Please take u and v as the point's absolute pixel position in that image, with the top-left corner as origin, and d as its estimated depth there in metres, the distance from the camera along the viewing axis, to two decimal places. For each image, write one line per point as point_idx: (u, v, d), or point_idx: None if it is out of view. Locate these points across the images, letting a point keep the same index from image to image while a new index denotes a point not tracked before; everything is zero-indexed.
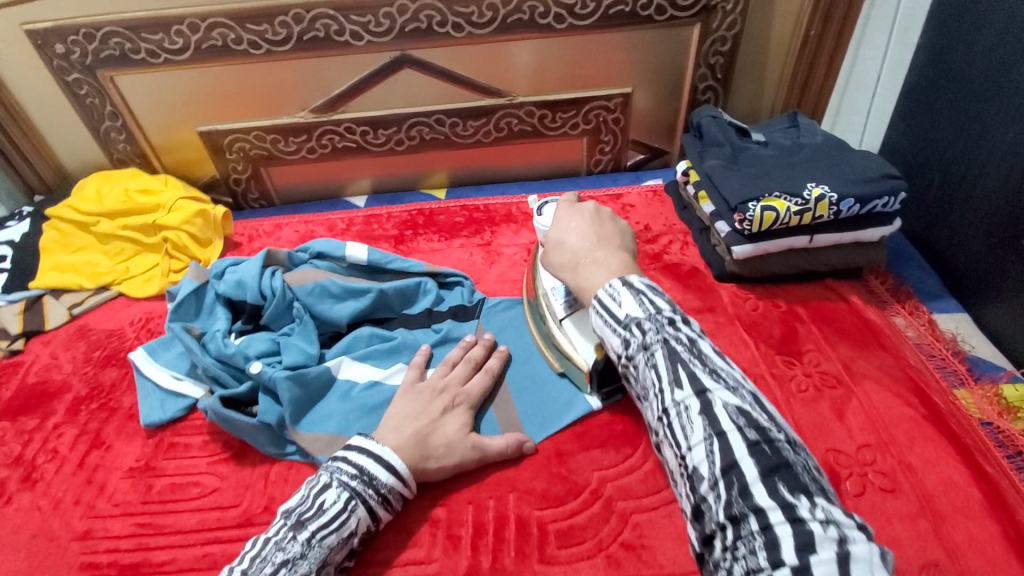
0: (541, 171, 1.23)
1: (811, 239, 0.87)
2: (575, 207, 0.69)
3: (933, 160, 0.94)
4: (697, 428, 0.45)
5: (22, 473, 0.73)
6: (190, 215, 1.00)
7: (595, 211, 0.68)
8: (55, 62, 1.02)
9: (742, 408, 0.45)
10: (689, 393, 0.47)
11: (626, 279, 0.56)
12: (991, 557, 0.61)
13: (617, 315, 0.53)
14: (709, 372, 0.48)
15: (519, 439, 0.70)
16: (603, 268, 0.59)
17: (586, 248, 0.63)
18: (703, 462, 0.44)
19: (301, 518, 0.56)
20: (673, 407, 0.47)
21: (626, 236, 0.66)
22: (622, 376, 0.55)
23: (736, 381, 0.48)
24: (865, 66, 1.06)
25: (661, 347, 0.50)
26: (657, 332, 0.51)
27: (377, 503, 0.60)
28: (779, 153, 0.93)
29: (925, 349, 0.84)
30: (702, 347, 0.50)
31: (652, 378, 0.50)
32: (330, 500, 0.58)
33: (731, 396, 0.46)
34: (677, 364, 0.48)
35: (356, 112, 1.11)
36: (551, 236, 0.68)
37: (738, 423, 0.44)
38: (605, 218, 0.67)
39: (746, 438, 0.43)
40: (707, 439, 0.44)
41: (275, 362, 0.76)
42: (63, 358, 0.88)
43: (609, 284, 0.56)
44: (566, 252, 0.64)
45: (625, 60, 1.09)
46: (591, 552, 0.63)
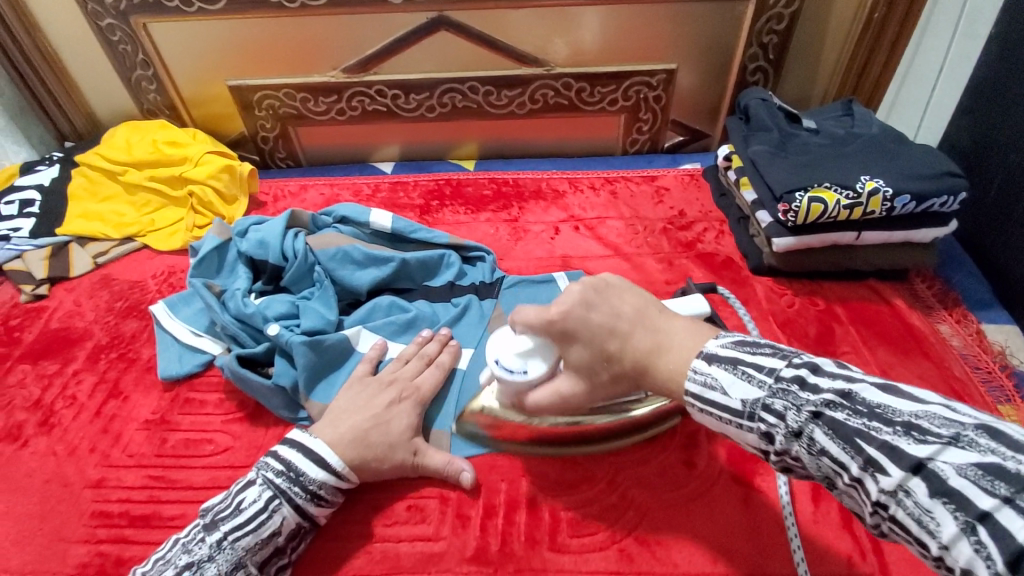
0: (574, 149, 1.19)
1: (859, 236, 0.82)
2: (567, 305, 0.55)
3: (997, 160, 0.87)
4: (942, 517, 0.35)
5: (40, 417, 0.74)
6: (217, 170, 0.99)
7: (587, 291, 0.54)
8: (90, 6, 1.01)
9: (985, 465, 0.35)
10: (899, 473, 0.37)
11: (707, 351, 0.49)
12: None
13: (733, 407, 0.46)
14: (905, 435, 0.38)
15: (460, 467, 0.65)
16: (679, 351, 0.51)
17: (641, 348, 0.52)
18: (977, 559, 0.34)
19: (216, 518, 0.57)
20: (887, 499, 0.38)
21: (636, 290, 0.55)
22: (783, 469, 0.47)
23: (948, 426, 0.37)
24: (927, 56, 1.00)
25: (819, 427, 0.42)
26: (796, 410, 0.43)
27: (305, 500, 0.59)
28: (831, 142, 0.88)
29: (971, 360, 0.79)
30: (864, 398, 0.41)
31: (829, 467, 0.42)
32: (251, 498, 0.58)
33: (958, 453, 0.36)
34: (850, 439, 0.40)
35: (388, 75, 1.08)
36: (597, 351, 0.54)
37: (990, 489, 0.34)
38: (600, 293, 0.55)
39: (1021, 508, 0.33)
40: (967, 528, 0.34)
41: (293, 326, 0.75)
42: (86, 306, 0.88)
43: (695, 369, 0.49)
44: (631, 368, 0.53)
45: (672, 35, 1.04)
46: (604, 544, 0.61)
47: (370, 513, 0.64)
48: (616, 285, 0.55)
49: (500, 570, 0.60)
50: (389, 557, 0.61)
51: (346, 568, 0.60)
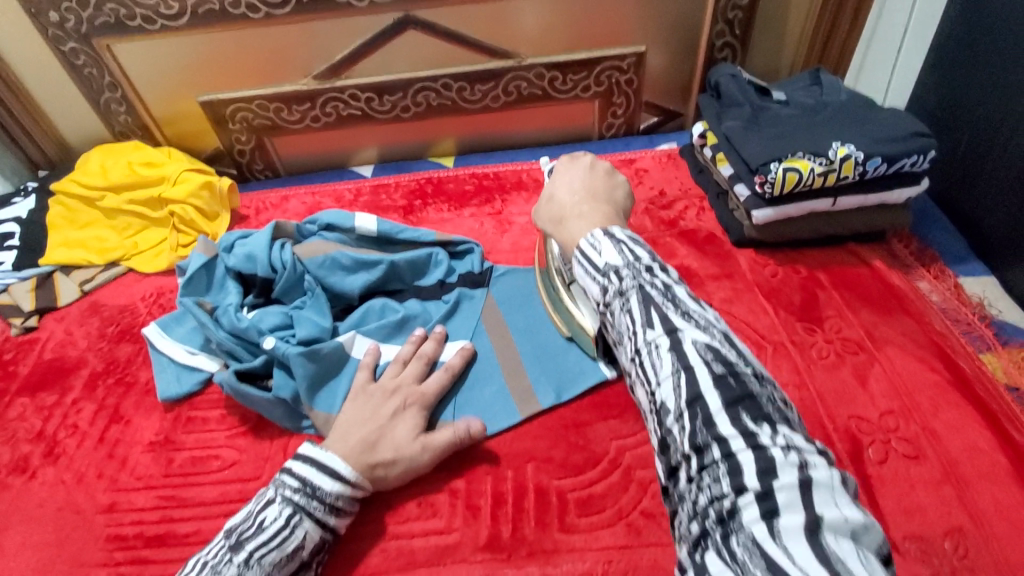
0: (551, 137, 1.20)
1: (835, 202, 0.84)
2: (573, 160, 0.69)
3: (964, 117, 0.89)
4: (665, 363, 0.45)
5: (45, 448, 0.74)
6: (196, 188, 0.98)
7: (592, 161, 0.68)
8: (50, 31, 0.99)
9: (712, 347, 0.44)
10: (661, 331, 0.46)
11: (609, 229, 0.54)
12: (1016, 521, 0.61)
13: (596, 263, 0.52)
14: (681, 314, 0.47)
15: (466, 422, 0.68)
16: (586, 220, 0.59)
17: (572, 204, 0.63)
18: (670, 397, 0.44)
19: (240, 538, 0.56)
20: (644, 347, 0.46)
21: (619, 189, 0.66)
22: (600, 321, 0.54)
23: (708, 321, 0.47)
24: (892, 18, 1.00)
25: (636, 291, 0.48)
26: (633, 277, 0.49)
27: (325, 513, 0.60)
28: (802, 112, 0.89)
29: (950, 313, 0.82)
30: (677, 292, 0.48)
31: (626, 323, 0.49)
32: (271, 516, 0.58)
33: (700, 335, 0.45)
34: (650, 306, 0.47)
35: (360, 78, 1.08)
36: (545, 187, 0.68)
37: (708, 360, 0.43)
38: (600, 171, 0.67)
39: (712, 371, 0.43)
40: (675, 372, 0.44)
41: (288, 337, 0.76)
42: (78, 334, 0.88)
43: (591, 233, 0.54)
44: (556, 210, 0.63)
45: (639, 17, 1.05)
46: (611, 521, 0.63)
47: (381, 512, 0.66)
48: (615, 181, 0.67)
49: (514, 555, 0.62)
50: (404, 552, 0.63)
51: (363, 567, 0.62)
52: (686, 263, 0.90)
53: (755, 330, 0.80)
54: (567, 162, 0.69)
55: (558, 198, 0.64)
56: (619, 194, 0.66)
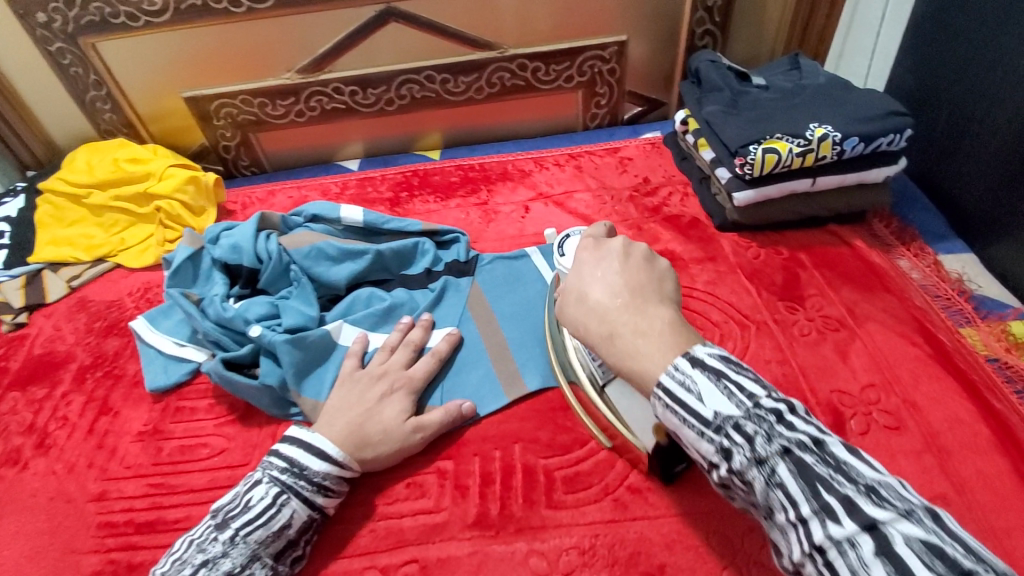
0: (536, 129, 1.20)
1: (815, 182, 0.85)
2: (599, 247, 0.54)
3: (940, 97, 0.91)
4: (877, 574, 0.34)
5: (34, 440, 0.74)
6: (182, 183, 0.99)
7: (625, 248, 0.53)
8: (37, 32, 0.99)
9: (929, 541, 0.34)
10: (852, 526, 0.36)
11: (692, 354, 0.44)
12: (995, 487, 0.62)
13: (701, 414, 0.42)
14: (865, 494, 0.37)
15: (457, 404, 0.70)
16: (655, 341, 0.46)
17: (617, 310, 0.48)
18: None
19: (227, 517, 0.57)
20: (829, 547, 0.36)
21: (665, 280, 0.52)
22: (719, 486, 0.44)
23: (902, 499, 0.37)
24: (869, 3, 1.02)
25: (786, 465, 0.39)
26: (767, 439, 0.40)
27: (312, 492, 0.60)
28: (780, 96, 0.91)
29: (930, 289, 0.83)
30: (834, 451, 0.39)
31: (776, 501, 0.39)
32: (258, 496, 0.58)
33: (907, 524, 0.35)
34: (813, 483, 0.38)
35: (344, 72, 1.08)
36: (569, 284, 0.53)
37: (931, 564, 0.33)
38: (638, 259, 0.52)
39: None
40: None
41: (275, 325, 0.76)
42: (66, 329, 0.88)
43: (676, 366, 0.44)
44: (597, 323, 0.49)
45: (619, 6, 1.06)
46: (598, 497, 0.64)
47: (370, 494, 0.66)
48: (660, 270, 0.52)
49: (502, 532, 0.63)
50: (394, 532, 0.63)
51: (352, 548, 0.63)
52: (671, 247, 0.91)
53: (739, 310, 0.81)
54: (593, 251, 0.54)
55: (595, 301, 0.50)
56: (666, 286, 0.51)
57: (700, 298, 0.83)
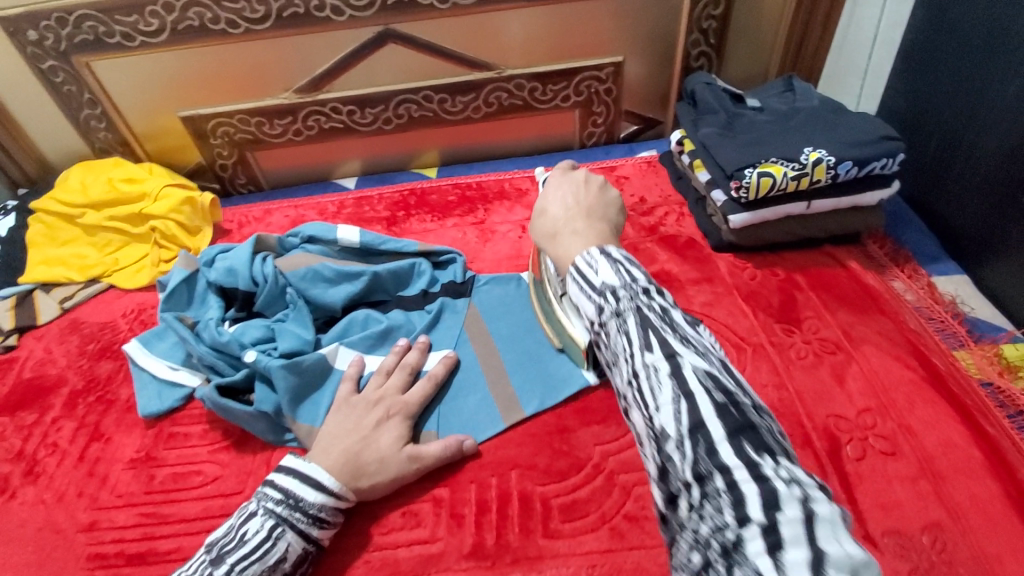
0: (533, 147, 1.21)
1: (809, 205, 0.86)
2: (567, 173, 0.64)
3: (932, 120, 0.92)
4: (665, 389, 0.39)
5: (24, 468, 0.73)
6: (177, 203, 0.98)
7: (585, 177, 0.63)
8: (28, 49, 0.99)
9: (711, 371, 0.39)
10: (660, 354, 0.40)
11: (605, 247, 0.49)
12: (991, 514, 0.62)
13: (592, 283, 0.46)
14: (680, 339, 0.41)
15: (458, 439, 0.69)
16: (586, 239, 0.53)
17: (565, 218, 0.57)
18: (669, 424, 0.38)
19: (221, 552, 0.55)
20: (641, 371, 0.40)
21: (614, 210, 0.60)
22: (594, 341, 0.48)
23: (705, 347, 0.42)
24: (861, 26, 1.03)
25: (633, 313, 0.43)
26: (631, 296, 0.44)
27: (308, 525, 0.60)
28: (775, 118, 0.91)
29: (924, 312, 0.84)
30: (674, 316, 0.43)
31: (620, 345, 0.43)
32: (253, 529, 0.57)
33: (699, 360, 0.40)
34: (648, 329, 0.42)
35: (342, 91, 1.08)
36: (536, 201, 0.62)
37: (709, 387, 0.38)
38: (594, 187, 0.61)
39: (714, 399, 0.37)
40: (675, 399, 0.38)
41: (270, 350, 0.76)
42: (58, 352, 0.87)
43: (590, 253, 0.48)
44: (548, 225, 0.58)
45: (616, 27, 1.07)
46: (595, 525, 0.64)
47: (365, 523, 0.66)
48: (609, 197, 0.61)
49: (498, 562, 0.62)
50: (389, 563, 0.63)
51: None
52: (667, 268, 0.91)
53: (736, 333, 0.81)
54: (562, 176, 0.64)
55: (552, 213, 0.59)
56: (614, 211, 0.60)
57: (696, 320, 0.83)
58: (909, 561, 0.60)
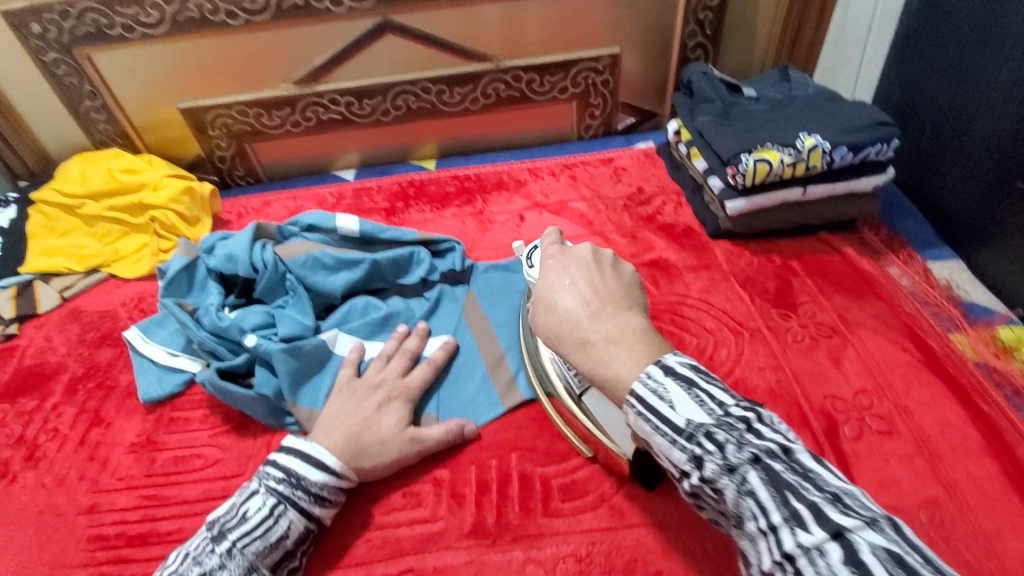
0: (531, 139, 1.22)
1: (805, 192, 0.87)
2: (568, 255, 0.60)
3: (926, 109, 0.93)
4: None
5: (23, 453, 0.73)
6: (177, 193, 0.99)
7: (592, 256, 0.59)
8: (33, 42, 0.99)
9: (894, 549, 0.35)
10: (820, 533, 0.37)
11: (665, 363, 0.48)
12: (986, 490, 0.63)
13: (673, 421, 0.45)
14: (831, 502, 0.38)
15: (459, 424, 0.69)
16: (623, 344, 0.51)
17: (587, 317, 0.53)
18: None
19: (223, 529, 0.57)
20: (799, 555, 0.37)
21: (632, 288, 0.58)
22: (690, 496, 0.46)
23: (867, 510, 0.38)
24: (855, 16, 1.04)
25: (754, 469, 0.41)
26: (738, 447, 0.42)
27: (309, 503, 0.60)
28: (771, 107, 0.92)
29: (919, 296, 0.84)
30: (801, 459, 0.41)
31: (747, 509, 0.40)
32: (255, 507, 0.58)
33: (873, 534, 0.36)
34: (781, 490, 0.39)
35: (340, 83, 1.09)
36: (541, 293, 0.58)
37: (895, 571, 0.34)
38: (605, 267, 0.59)
39: None
40: None
41: (271, 335, 0.76)
42: (57, 340, 0.87)
43: (649, 375, 0.47)
44: (569, 327, 0.54)
45: (613, 19, 1.08)
46: (595, 504, 0.64)
47: (365, 503, 0.66)
48: (625, 276, 0.59)
49: (499, 541, 0.62)
50: (390, 542, 0.63)
51: (347, 558, 0.62)
52: (665, 255, 0.92)
53: (733, 317, 0.82)
54: (562, 259, 0.60)
55: (566, 309, 0.55)
56: (633, 292, 0.58)
57: (694, 305, 0.84)
58: None
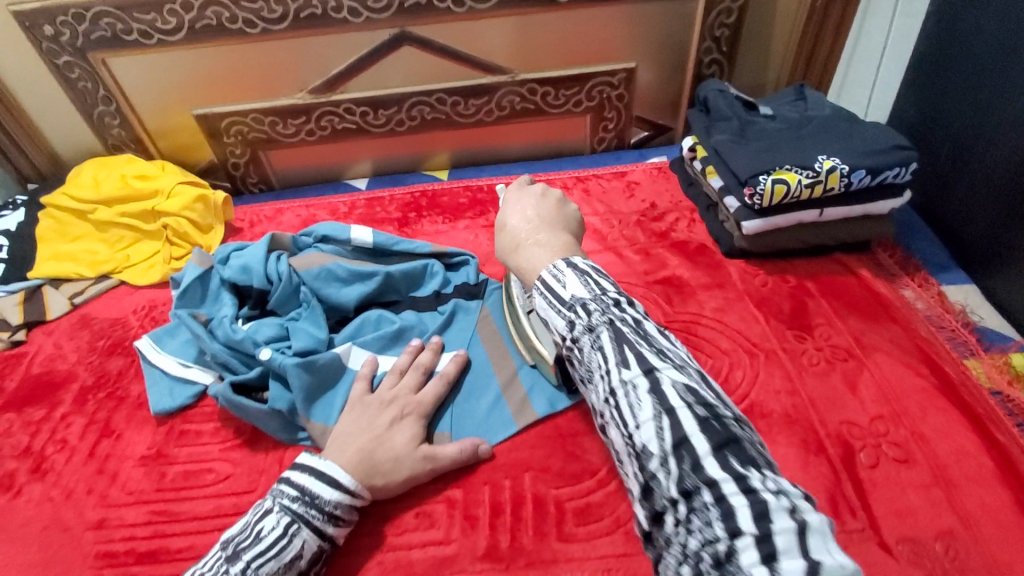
0: (544, 151, 1.21)
1: (822, 213, 0.87)
2: (524, 189, 0.71)
3: (941, 132, 0.93)
4: (646, 406, 0.45)
5: (31, 464, 0.73)
6: (190, 202, 0.98)
7: (543, 191, 0.70)
8: (44, 44, 0.99)
9: (690, 385, 0.46)
10: (637, 371, 0.47)
11: (570, 260, 0.57)
12: (1003, 522, 0.62)
13: (562, 296, 0.54)
14: (656, 354, 0.48)
15: (474, 443, 0.69)
16: (545, 249, 0.61)
17: (527, 233, 0.64)
18: (652, 441, 0.44)
19: (237, 549, 0.55)
20: (620, 388, 0.47)
21: (573, 220, 0.68)
22: (567, 357, 0.56)
23: (681, 360, 0.49)
24: (870, 37, 1.06)
25: (607, 328, 0.50)
26: (602, 312, 0.51)
27: (323, 522, 0.59)
28: (788, 126, 0.92)
29: (934, 320, 0.84)
30: (646, 329, 0.51)
31: (597, 359, 0.50)
32: (269, 525, 0.57)
33: (679, 374, 0.47)
34: (624, 345, 0.49)
35: (356, 93, 1.09)
36: (496, 217, 0.69)
37: (686, 398, 0.45)
38: (552, 199, 0.69)
39: (696, 414, 0.44)
40: (657, 416, 0.45)
41: (284, 348, 0.75)
42: (67, 348, 0.87)
43: (557, 266, 0.57)
44: (511, 240, 0.64)
45: (629, 34, 1.08)
46: (609, 529, 0.64)
47: (378, 523, 0.65)
48: (568, 210, 0.68)
49: (512, 564, 0.62)
50: (402, 564, 0.63)
51: None
52: (679, 273, 0.92)
53: (748, 338, 0.82)
54: (519, 192, 0.70)
55: (512, 227, 0.66)
56: (573, 223, 0.67)
57: (708, 325, 0.84)
58: (923, 567, 0.60)
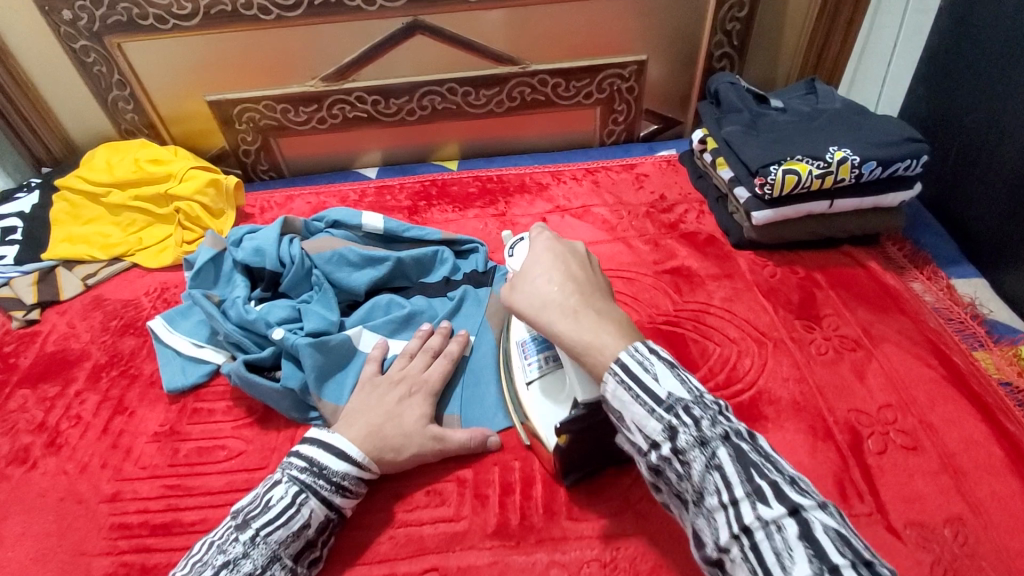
0: (553, 143, 1.22)
1: (832, 205, 0.87)
2: (558, 244, 0.60)
3: (953, 126, 0.93)
4: (798, 559, 0.38)
5: (46, 438, 0.73)
6: (203, 185, 0.99)
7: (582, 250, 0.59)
8: (62, 29, 1.00)
9: (841, 530, 0.39)
10: (779, 510, 0.40)
11: (652, 345, 0.49)
12: (1011, 509, 0.63)
13: (656, 393, 0.45)
14: (790, 485, 0.41)
15: (483, 434, 0.69)
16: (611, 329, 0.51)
17: (576, 303, 0.53)
18: None
19: (246, 517, 0.56)
20: (757, 527, 0.40)
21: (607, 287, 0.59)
22: (653, 470, 0.46)
23: (816, 494, 0.42)
24: (881, 33, 1.05)
25: (725, 446, 0.43)
26: (712, 423, 0.44)
27: (331, 492, 0.60)
28: (798, 119, 0.93)
29: (943, 312, 0.84)
30: (763, 447, 0.44)
31: (712, 483, 0.42)
32: (277, 495, 0.58)
33: (824, 515, 0.40)
34: (747, 467, 0.42)
35: (367, 81, 1.10)
36: (527, 273, 0.57)
37: (842, 550, 0.38)
38: (590, 261, 0.59)
39: (863, 575, 0.36)
40: (817, 575, 0.37)
41: (296, 329, 0.76)
42: (80, 327, 0.87)
43: (637, 350, 0.48)
44: (557, 310, 0.53)
45: (639, 26, 1.08)
46: (619, 510, 0.64)
47: (389, 501, 0.66)
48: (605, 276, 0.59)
49: (522, 542, 0.62)
50: (413, 541, 0.63)
51: (371, 554, 0.62)
52: (688, 263, 0.92)
53: (756, 327, 0.82)
54: (553, 246, 0.59)
55: (553, 291, 0.54)
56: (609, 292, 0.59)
57: (717, 314, 0.84)
58: (931, 551, 0.60)
